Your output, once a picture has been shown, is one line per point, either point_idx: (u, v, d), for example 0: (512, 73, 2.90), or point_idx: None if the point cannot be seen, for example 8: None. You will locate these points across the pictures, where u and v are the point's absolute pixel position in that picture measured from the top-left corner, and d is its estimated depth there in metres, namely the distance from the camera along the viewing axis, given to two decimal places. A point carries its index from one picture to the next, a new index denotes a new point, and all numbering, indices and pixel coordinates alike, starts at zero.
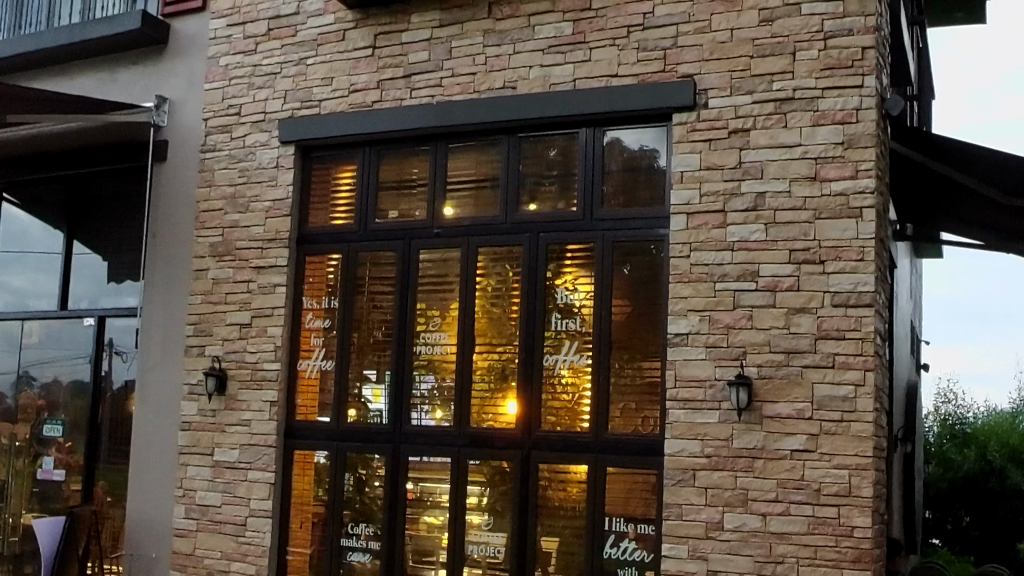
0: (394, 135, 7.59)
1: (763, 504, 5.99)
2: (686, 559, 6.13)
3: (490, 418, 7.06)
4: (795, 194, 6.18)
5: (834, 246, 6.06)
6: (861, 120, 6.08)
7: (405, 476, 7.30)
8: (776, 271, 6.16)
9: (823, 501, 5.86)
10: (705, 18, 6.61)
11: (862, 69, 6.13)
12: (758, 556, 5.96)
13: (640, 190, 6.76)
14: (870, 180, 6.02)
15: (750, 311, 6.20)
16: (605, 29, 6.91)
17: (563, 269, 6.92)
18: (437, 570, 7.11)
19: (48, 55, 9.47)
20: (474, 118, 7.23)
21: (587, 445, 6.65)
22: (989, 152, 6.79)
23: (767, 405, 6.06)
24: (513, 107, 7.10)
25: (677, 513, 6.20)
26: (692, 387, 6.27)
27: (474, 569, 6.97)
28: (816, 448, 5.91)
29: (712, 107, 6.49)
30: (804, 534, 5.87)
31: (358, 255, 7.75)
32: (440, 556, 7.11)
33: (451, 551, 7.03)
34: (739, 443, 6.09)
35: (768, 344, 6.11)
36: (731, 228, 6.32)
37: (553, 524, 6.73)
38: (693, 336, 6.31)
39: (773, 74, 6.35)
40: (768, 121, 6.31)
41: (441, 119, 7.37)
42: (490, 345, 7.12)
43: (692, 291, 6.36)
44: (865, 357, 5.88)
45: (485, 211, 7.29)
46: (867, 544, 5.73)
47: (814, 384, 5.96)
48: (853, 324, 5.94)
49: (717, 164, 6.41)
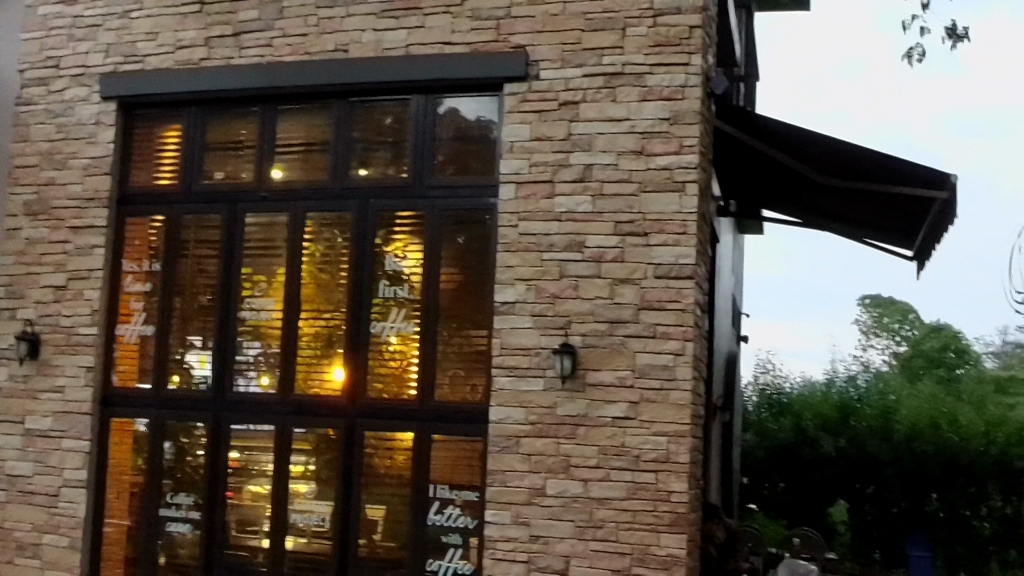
0: (222, 94, 7.37)
1: (584, 470, 6.11)
2: (509, 525, 6.21)
3: (317, 385, 6.98)
4: (622, 167, 6.30)
5: (657, 219, 6.20)
6: (687, 97, 6.23)
7: (229, 445, 7.15)
8: (602, 242, 6.27)
9: (642, 467, 6.02)
10: None
11: (689, 47, 6.27)
12: (579, 521, 6.09)
13: (472, 159, 6.76)
14: (694, 155, 6.17)
15: (576, 282, 6.29)
16: None
17: (393, 236, 6.88)
18: (260, 539, 6.99)
19: None
20: (305, 82, 7.09)
21: (414, 412, 6.65)
22: (806, 134, 7.05)
23: (590, 373, 6.17)
24: (346, 71, 6.99)
25: (501, 480, 6.27)
26: (518, 356, 6.33)
27: (299, 539, 6.90)
28: (637, 416, 6.06)
29: (543, 79, 6.54)
30: (623, 499, 6.02)
31: (183, 217, 7.51)
32: (263, 525, 7.00)
33: (273, 521, 6.94)
34: (563, 411, 6.19)
35: (592, 313, 6.22)
36: (558, 198, 6.39)
37: (379, 493, 6.71)
38: (519, 305, 6.37)
39: (603, 49, 6.43)
40: (598, 95, 6.40)
41: (271, 80, 7.19)
42: (318, 312, 7.03)
43: (519, 260, 6.41)
44: (685, 327, 6.05)
45: (315, 175, 7.17)
46: (683, 508, 5.91)
47: (636, 353, 6.11)
48: (674, 296, 6.10)
49: (547, 135, 6.46)
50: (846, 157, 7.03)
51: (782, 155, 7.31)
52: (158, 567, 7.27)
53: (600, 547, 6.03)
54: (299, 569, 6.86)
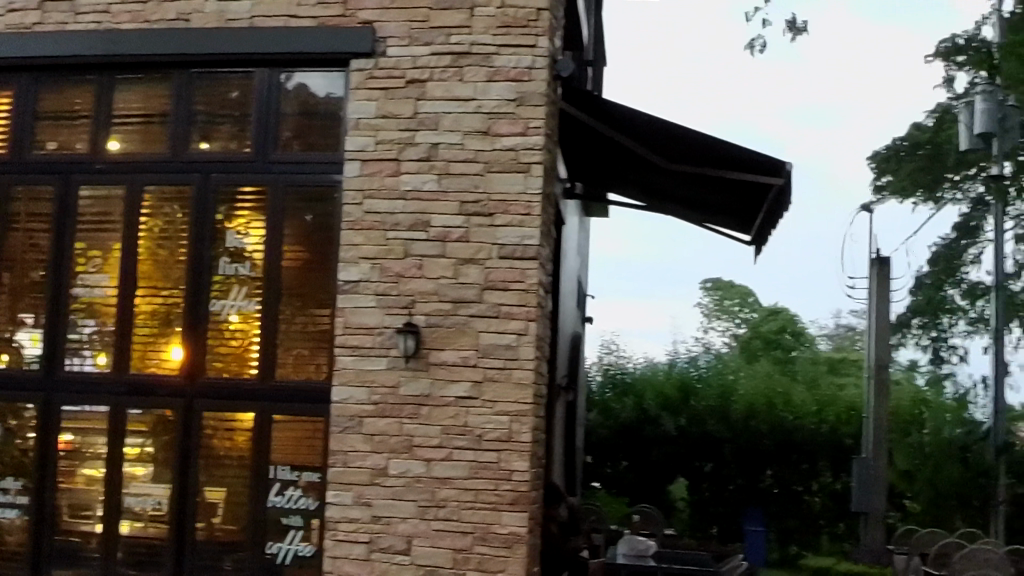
0: (55, 61, 7.05)
1: (427, 450, 6.11)
2: (351, 505, 6.17)
3: (155, 364, 6.77)
4: (468, 147, 6.29)
5: (502, 199, 6.22)
6: (533, 79, 6.27)
7: (60, 427, 6.87)
8: (447, 222, 6.26)
9: (484, 446, 6.05)
10: None
11: (536, 29, 6.31)
12: (421, 501, 6.08)
13: (318, 136, 6.66)
14: (539, 137, 6.22)
15: (420, 261, 6.26)
16: None
17: (235, 213, 6.72)
18: (94, 524, 6.76)
19: None
20: (146, 51, 6.84)
21: (254, 392, 6.53)
22: (651, 121, 7.18)
23: (434, 353, 6.17)
24: (188, 41, 6.77)
25: (342, 460, 6.21)
26: (361, 335, 6.28)
27: (135, 523, 6.70)
28: (480, 395, 6.09)
29: (390, 56, 6.47)
30: (465, 478, 6.05)
31: (12, 188, 7.16)
32: (96, 509, 6.78)
33: (107, 506, 6.72)
34: (406, 390, 6.17)
35: (436, 293, 6.22)
36: (404, 177, 6.35)
37: (218, 475, 6.57)
38: (363, 284, 6.31)
39: (451, 28, 6.41)
40: (445, 74, 6.37)
41: (109, 48, 6.91)
42: (155, 289, 6.82)
43: (364, 239, 6.34)
44: (528, 307, 6.11)
45: (155, 147, 6.95)
46: (525, 487, 5.98)
47: (479, 333, 6.13)
48: (518, 276, 6.14)
49: (393, 113, 6.41)
50: (686, 143, 7.20)
51: (626, 140, 7.43)
52: None
53: (442, 526, 6.04)
54: (133, 555, 6.67)
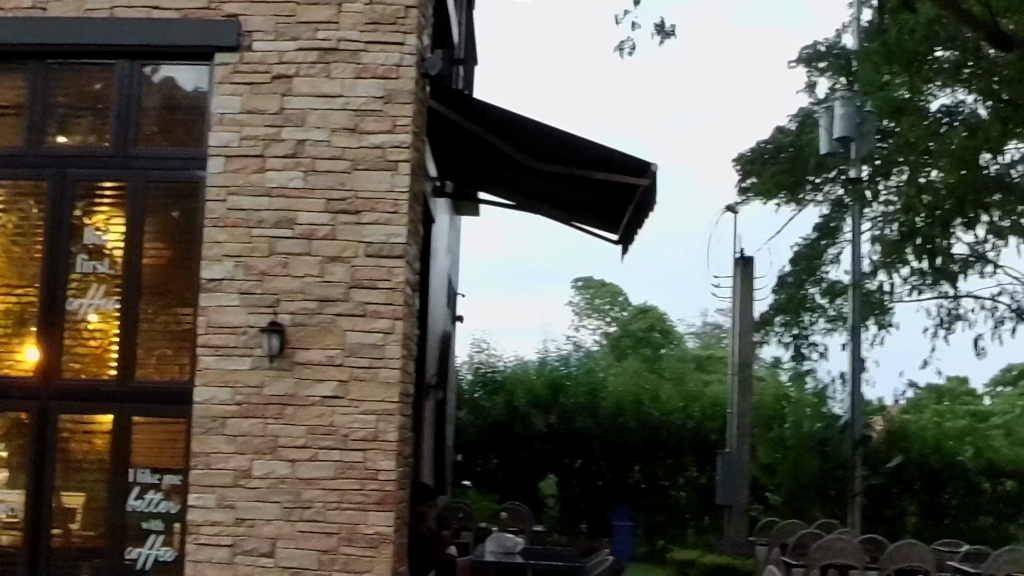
0: None
1: (292, 450, 6.04)
2: (213, 509, 6.03)
3: (8, 365, 6.51)
4: (334, 144, 6.23)
5: (369, 197, 6.19)
6: (401, 77, 6.25)
7: None
8: (312, 219, 6.19)
9: (350, 446, 6.03)
10: None
11: (404, 27, 6.30)
12: (286, 502, 6.01)
13: (181, 130, 6.51)
14: (406, 135, 6.22)
15: (285, 259, 6.18)
16: None
17: (94, 209, 6.50)
18: None
19: None
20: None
21: (113, 394, 6.34)
22: (519, 122, 7.24)
23: (299, 352, 6.09)
24: (44, 30, 6.51)
25: (205, 462, 6.08)
26: (224, 334, 6.16)
27: None
28: (345, 394, 6.05)
29: (256, 50, 6.36)
30: (330, 478, 6.00)
31: None
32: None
33: None
34: (270, 390, 6.08)
35: (302, 291, 6.14)
36: (269, 173, 6.25)
37: (75, 480, 6.36)
38: (226, 282, 6.19)
39: (317, 24, 6.33)
40: (312, 70, 6.30)
41: None
42: (8, 287, 6.55)
43: (227, 236, 6.22)
44: (395, 306, 6.11)
45: (8, 140, 6.64)
46: (391, 486, 5.98)
47: (345, 331, 6.09)
48: (385, 274, 6.13)
49: (259, 108, 6.30)
50: (554, 143, 7.28)
51: (494, 139, 7.46)
52: None
53: (307, 527, 5.98)
54: None
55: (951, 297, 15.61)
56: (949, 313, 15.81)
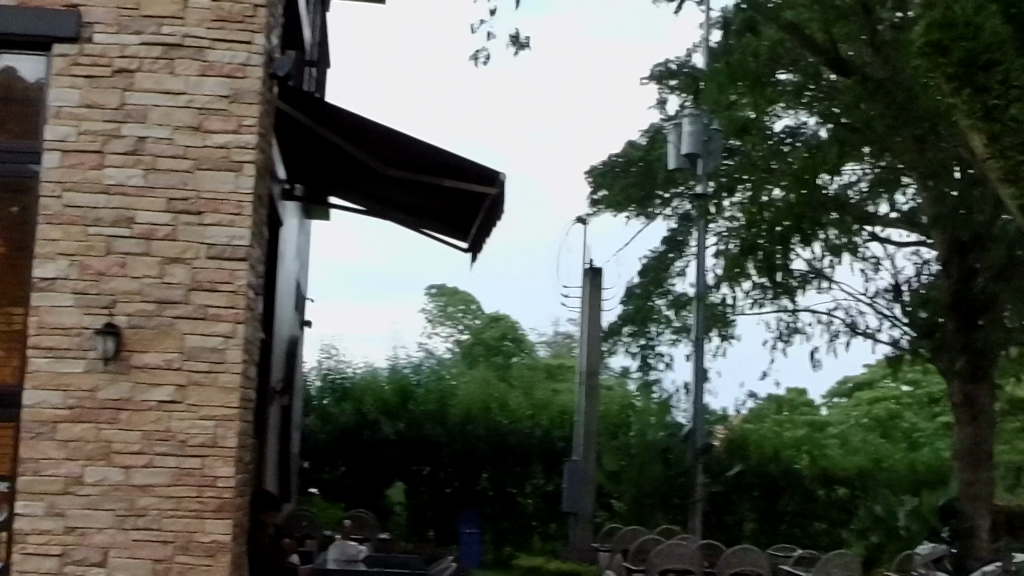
0: None
1: (126, 456, 5.86)
2: (42, 517, 5.79)
3: None
4: (177, 142, 6.09)
5: (212, 197, 6.07)
6: (247, 76, 6.16)
7: None
8: (152, 219, 6.03)
9: (187, 452, 5.89)
10: None
11: (252, 26, 6.22)
12: (119, 510, 5.82)
13: (11, 119, 6.17)
14: (252, 136, 6.13)
15: (123, 259, 6.00)
16: None
17: None
18: None
19: None
20: None
21: None
22: (370, 126, 7.22)
23: (135, 355, 5.93)
24: None
25: (33, 469, 5.82)
26: (57, 336, 5.93)
27: None
28: (183, 399, 5.92)
29: (97, 43, 6.13)
30: (166, 485, 5.86)
31: None
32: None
33: None
34: (105, 394, 5.89)
35: (140, 292, 5.97)
36: (108, 170, 6.05)
37: None
38: (60, 281, 5.96)
39: (162, 18, 6.17)
40: (155, 65, 6.13)
41: None
42: None
43: (62, 234, 5.99)
44: (236, 309, 6.02)
45: None
46: (229, 493, 5.88)
47: (185, 335, 5.96)
48: (226, 277, 6.03)
49: (98, 103, 6.08)
50: (402, 149, 7.29)
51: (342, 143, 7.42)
52: None
53: (141, 536, 5.82)
54: None
55: (789, 311, 16.19)
56: (788, 327, 16.38)
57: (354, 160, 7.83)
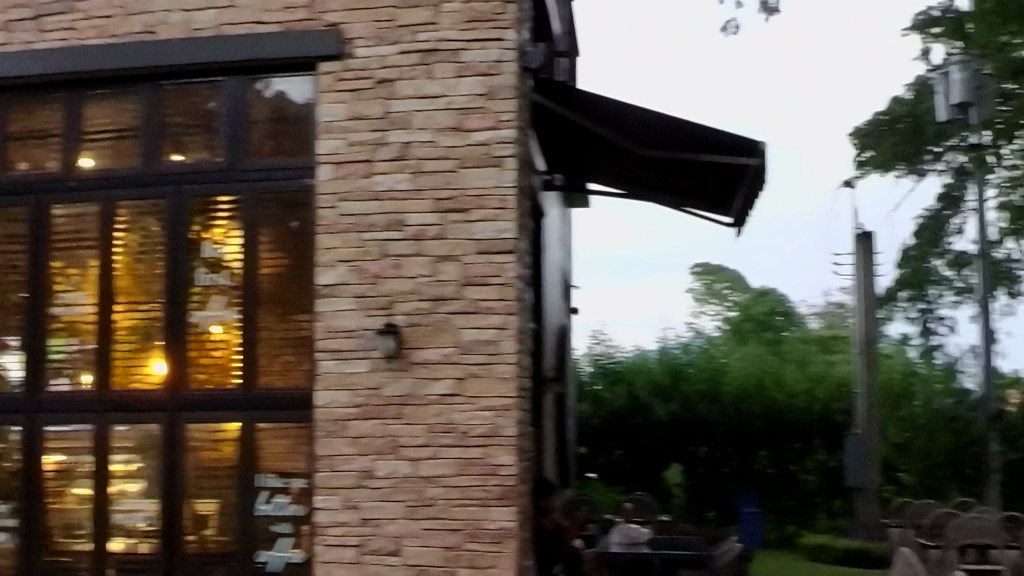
0: (61, 75, 7.09)
1: (413, 449, 6.23)
2: (339, 509, 6.30)
3: (137, 378, 6.88)
4: (439, 144, 6.40)
5: (477, 194, 6.33)
6: (502, 72, 6.39)
7: (109, 451, 6.85)
8: (422, 220, 6.37)
9: (471, 442, 6.17)
10: (389, 8, 6.59)
11: (503, 22, 6.43)
12: (409, 501, 6.20)
13: (290, 141, 6.77)
14: (511, 129, 6.34)
15: (397, 260, 6.37)
16: (272, 10, 6.77)
17: (212, 223, 6.83)
18: (133, 541, 6.79)
19: None
20: (148, 60, 6.87)
21: (236, 402, 6.64)
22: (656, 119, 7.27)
23: (414, 352, 6.29)
24: (195, 48, 6.81)
25: (330, 465, 6.34)
26: (341, 338, 6.41)
27: (151, 539, 6.76)
28: (463, 391, 6.21)
29: (358, 57, 6.59)
30: (452, 475, 6.16)
31: (46, 205, 7.14)
32: (10, 521, 7.02)
33: (164, 533, 6.71)
34: (389, 391, 6.29)
35: (414, 291, 6.33)
36: (378, 177, 6.46)
37: (207, 486, 6.68)
38: (342, 286, 6.43)
39: (417, 26, 6.53)
40: (414, 72, 6.48)
41: (115, 61, 6.94)
42: (134, 304, 6.94)
43: (340, 242, 6.46)
44: (508, 301, 6.23)
45: (125, 162, 7.05)
46: (512, 482, 6.10)
47: (460, 329, 6.25)
48: (496, 270, 6.25)
49: (363, 114, 6.52)
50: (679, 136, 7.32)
51: (599, 97, 7.31)
52: None
53: (431, 525, 6.16)
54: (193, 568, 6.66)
55: None
56: None
57: (595, 166, 8.63)
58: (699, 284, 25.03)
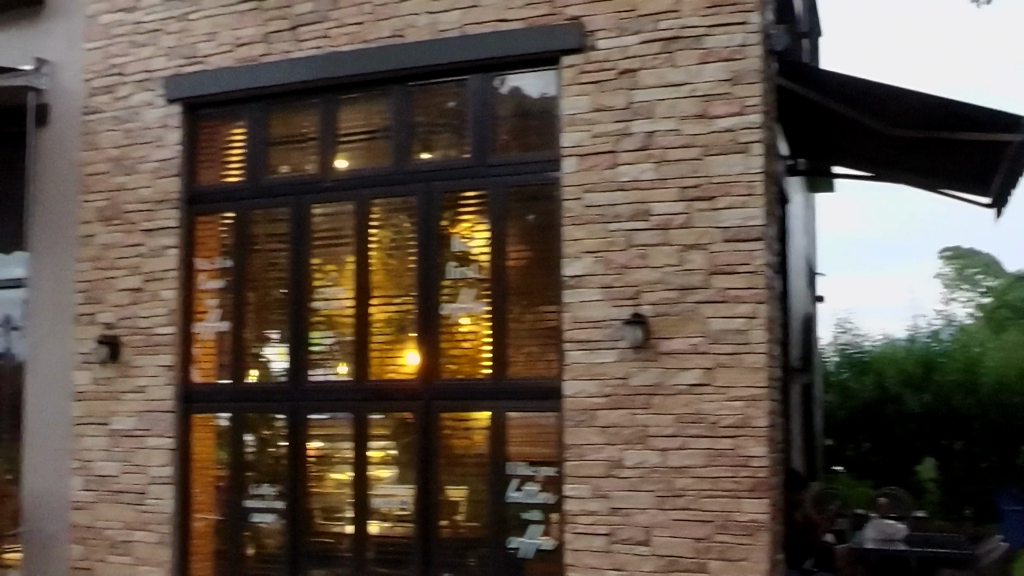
0: (318, 82, 7.47)
1: (661, 440, 6.22)
2: (589, 498, 6.37)
3: (392, 369, 7.17)
4: (684, 132, 6.35)
5: (723, 181, 6.24)
6: (746, 56, 6.25)
7: (368, 437, 7.18)
8: (668, 209, 6.35)
9: (720, 433, 6.09)
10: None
11: (747, 5, 6.28)
12: (659, 491, 6.20)
13: (534, 135, 6.88)
14: (757, 114, 6.19)
15: (644, 251, 6.38)
16: (514, 8, 6.90)
17: (459, 218, 7.03)
18: (388, 524, 7.08)
19: None
20: (398, 63, 7.15)
21: (486, 392, 6.81)
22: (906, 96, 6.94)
23: (662, 342, 6.27)
24: (443, 49, 7.02)
25: (579, 454, 6.43)
26: (589, 328, 6.47)
27: (406, 524, 7.02)
28: (712, 381, 6.14)
29: (599, 49, 6.63)
30: (702, 466, 6.10)
31: (307, 205, 7.54)
32: (278, 503, 7.49)
33: (419, 518, 6.96)
34: (637, 380, 6.31)
35: (661, 281, 6.31)
36: (622, 167, 6.49)
37: (458, 473, 6.89)
38: (588, 277, 6.50)
39: (658, 14, 6.49)
40: (656, 61, 6.46)
41: (367, 65, 7.25)
42: (388, 298, 7.23)
43: (586, 233, 6.53)
44: (757, 290, 6.09)
45: (377, 161, 7.36)
46: (763, 473, 5.97)
47: (708, 318, 6.18)
48: (744, 258, 6.14)
49: (606, 105, 6.57)
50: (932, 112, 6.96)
51: (846, 78, 7.02)
52: (246, 557, 7.59)
53: (681, 516, 6.13)
54: (446, 552, 6.88)
55: None
56: None
57: (842, 147, 8.33)
58: (948, 269, 23.78)
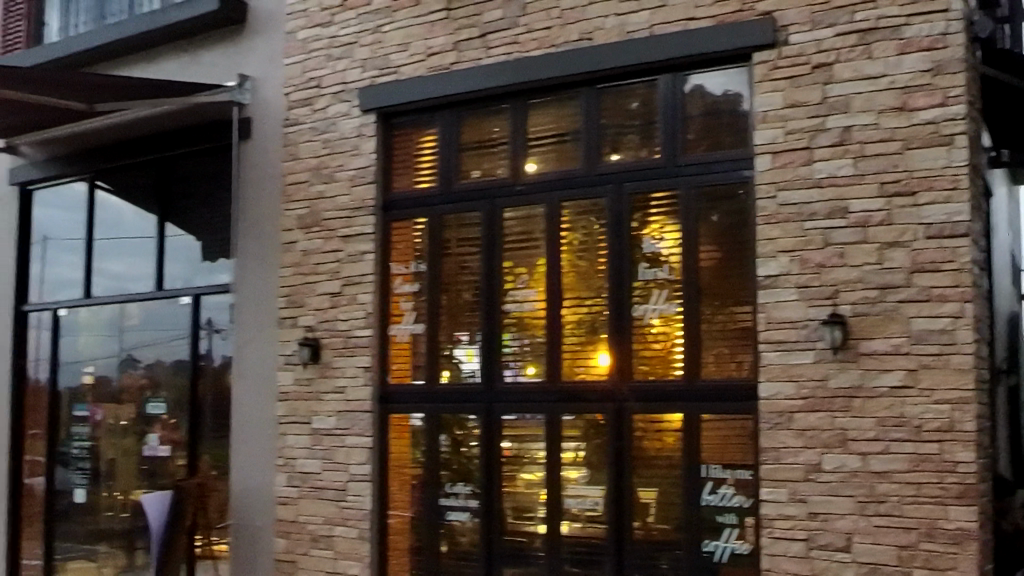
0: (508, 87, 7.59)
1: (862, 443, 6.04)
2: (786, 502, 6.24)
3: (583, 370, 7.21)
4: (882, 126, 6.16)
5: (925, 176, 6.02)
6: (948, 45, 6.01)
7: (560, 438, 7.24)
8: (867, 206, 6.16)
9: (925, 437, 5.87)
10: None
11: None
12: (860, 496, 6.03)
13: (726, 134, 6.79)
14: (961, 105, 5.95)
15: (841, 249, 6.22)
16: (703, 6, 6.84)
17: (649, 219, 7.01)
18: (580, 525, 7.12)
19: (150, 41, 9.93)
20: (588, 65, 7.19)
21: (678, 393, 6.76)
22: None
23: (862, 343, 6.09)
24: (633, 50, 7.01)
25: (775, 457, 6.31)
26: (784, 329, 6.35)
27: (598, 525, 7.04)
28: (916, 384, 5.93)
29: (792, 43, 6.51)
30: (905, 471, 5.90)
31: (497, 209, 7.67)
32: (472, 502, 7.63)
33: (611, 519, 6.97)
34: (836, 382, 6.15)
35: (861, 280, 6.13)
36: (818, 164, 6.34)
37: (650, 475, 6.87)
38: (784, 277, 6.38)
39: (854, 5, 6.32)
40: (852, 53, 6.29)
41: (556, 69, 7.32)
42: (579, 299, 7.28)
43: (780, 232, 6.41)
44: (963, 288, 5.85)
45: (567, 164, 7.41)
46: (972, 479, 5.72)
47: (911, 318, 5.97)
48: (948, 256, 5.90)
49: (800, 101, 6.43)
50: None
51: None
52: (441, 555, 7.75)
53: (884, 522, 5.94)
54: (639, 552, 6.87)
55: None
56: None
57: None
58: None
